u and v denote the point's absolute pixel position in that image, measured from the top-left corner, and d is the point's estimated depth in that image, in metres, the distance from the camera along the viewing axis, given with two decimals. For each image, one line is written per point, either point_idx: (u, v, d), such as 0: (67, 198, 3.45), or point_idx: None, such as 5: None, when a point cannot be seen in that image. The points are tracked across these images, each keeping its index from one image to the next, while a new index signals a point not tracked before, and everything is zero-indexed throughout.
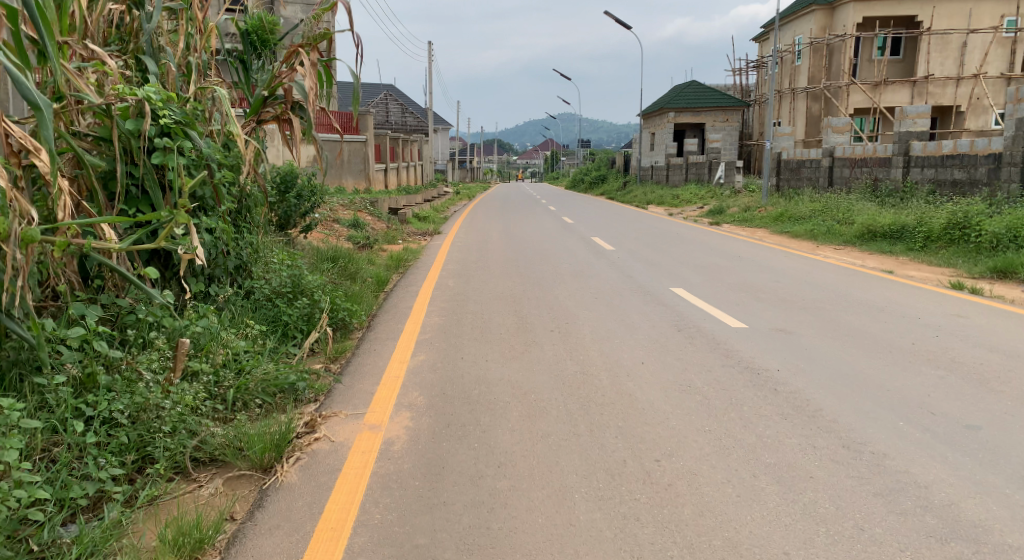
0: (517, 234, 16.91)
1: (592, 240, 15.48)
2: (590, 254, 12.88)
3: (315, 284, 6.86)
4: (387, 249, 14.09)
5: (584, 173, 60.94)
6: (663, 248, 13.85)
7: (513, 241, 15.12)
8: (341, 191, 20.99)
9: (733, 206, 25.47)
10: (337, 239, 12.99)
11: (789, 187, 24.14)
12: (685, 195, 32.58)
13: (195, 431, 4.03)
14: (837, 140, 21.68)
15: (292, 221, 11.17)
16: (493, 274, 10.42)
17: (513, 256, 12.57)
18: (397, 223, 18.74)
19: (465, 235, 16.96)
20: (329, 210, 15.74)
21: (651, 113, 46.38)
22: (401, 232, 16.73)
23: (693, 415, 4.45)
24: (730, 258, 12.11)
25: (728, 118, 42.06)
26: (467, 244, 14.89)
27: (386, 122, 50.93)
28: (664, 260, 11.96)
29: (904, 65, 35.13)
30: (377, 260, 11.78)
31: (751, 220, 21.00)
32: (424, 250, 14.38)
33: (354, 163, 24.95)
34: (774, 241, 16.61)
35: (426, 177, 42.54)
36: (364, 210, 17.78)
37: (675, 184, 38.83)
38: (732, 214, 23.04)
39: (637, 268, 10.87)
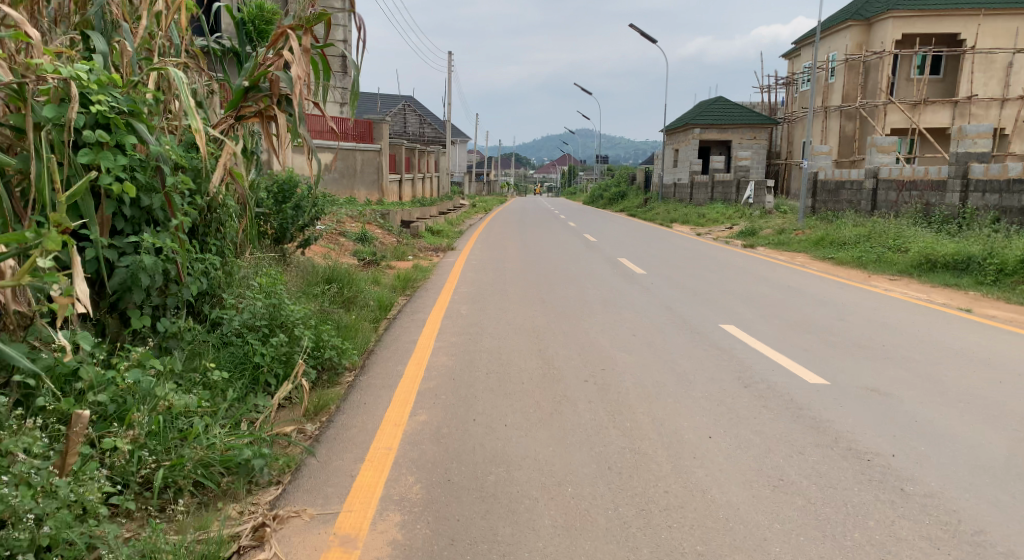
0: (537, 253, 15.65)
1: (619, 262, 14.23)
2: (620, 278, 11.60)
3: (298, 315, 5.65)
4: (395, 266, 12.88)
5: (603, 189, 59.60)
6: (699, 273, 12.52)
7: (533, 261, 13.85)
8: (351, 202, 19.85)
9: (765, 227, 24.13)
10: (333, 256, 11.74)
11: (827, 210, 22.73)
12: (711, 215, 31.27)
13: (93, 547, 2.79)
14: (882, 161, 20.36)
15: (288, 234, 9.99)
16: (512, 300, 9.16)
17: (535, 279, 11.30)
18: (408, 237, 17.59)
19: (482, 253, 15.71)
20: (330, 224, 14.55)
21: (675, 129, 45.03)
22: (412, 249, 15.51)
23: (801, 534, 3.18)
24: (778, 288, 10.79)
25: (755, 136, 40.67)
26: (482, 263, 13.65)
27: (403, 132, 49.90)
28: (705, 289, 10.64)
29: (945, 85, 33.77)
30: (381, 279, 10.57)
31: (788, 244, 19.60)
32: (434, 268, 13.11)
33: (367, 173, 23.92)
34: (819, 267, 15.26)
35: (442, 188, 41.45)
36: (372, 223, 16.58)
37: (700, 203, 37.47)
38: (767, 237, 21.63)
39: (676, 298, 9.58)
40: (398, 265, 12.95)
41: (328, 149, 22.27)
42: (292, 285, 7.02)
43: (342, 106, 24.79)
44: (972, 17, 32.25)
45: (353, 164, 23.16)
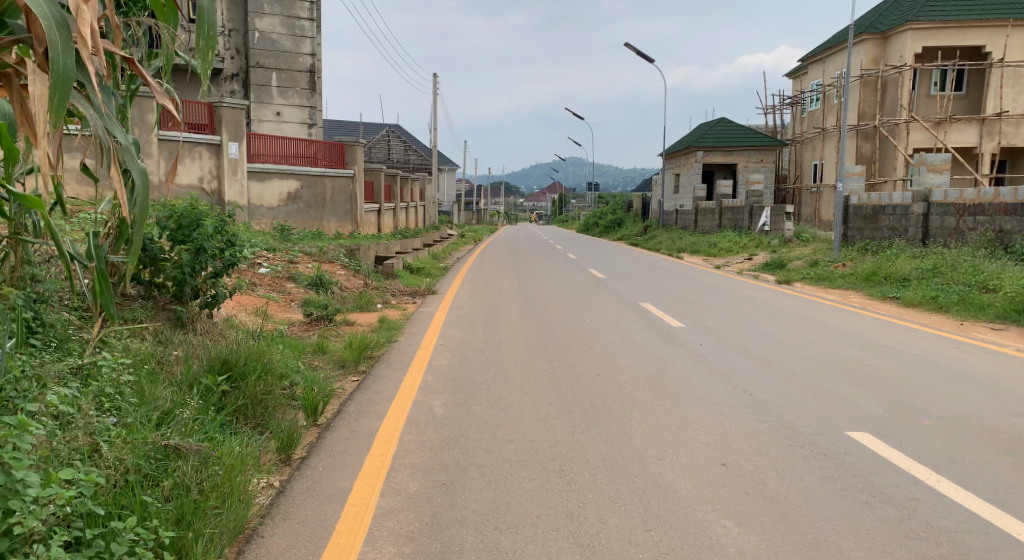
0: (539, 295, 12.72)
1: (642, 308, 11.36)
2: (656, 336, 8.67)
3: (57, 505, 2.77)
4: (354, 320, 9.90)
5: (598, 217, 56.73)
6: (754, 326, 9.59)
7: (536, 309, 10.94)
8: (317, 238, 16.99)
9: (793, 259, 21.30)
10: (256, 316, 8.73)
11: (866, 238, 19.98)
12: (723, 244, 28.50)
13: None
14: (934, 181, 17.69)
15: (192, 290, 7.03)
16: (512, 384, 6.24)
17: (542, 340, 8.34)
18: (382, 278, 14.57)
19: (469, 296, 12.73)
20: (272, 270, 11.54)
21: (675, 153, 42.30)
22: (382, 294, 12.48)
23: None
24: (873, 350, 7.93)
25: (762, 159, 38.07)
26: (473, 312, 10.78)
27: (387, 160, 47.06)
28: (777, 353, 7.72)
29: (969, 102, 31.35)
30: (329, 349, 7.62)
31: (830, 280, 16.77)
32: (406, 320, 10.12)
33: (340, 202, 20.97)
34: (886, 310, 12.41)
35: (428, 218, 38.59)
36: (337, 264, 13.57)
37: (706, 231, 34.77)
38: (801, 271, 18.75)
39: (750, 376, 6.65)
40: (360, 320, 9.97)
41: (292, 175, 19.39)
42: (126, 406, 4.18)
43: (313, 128, 21.81)
44: (998, 28, 29.89)
45: (322, 192, 20.30)
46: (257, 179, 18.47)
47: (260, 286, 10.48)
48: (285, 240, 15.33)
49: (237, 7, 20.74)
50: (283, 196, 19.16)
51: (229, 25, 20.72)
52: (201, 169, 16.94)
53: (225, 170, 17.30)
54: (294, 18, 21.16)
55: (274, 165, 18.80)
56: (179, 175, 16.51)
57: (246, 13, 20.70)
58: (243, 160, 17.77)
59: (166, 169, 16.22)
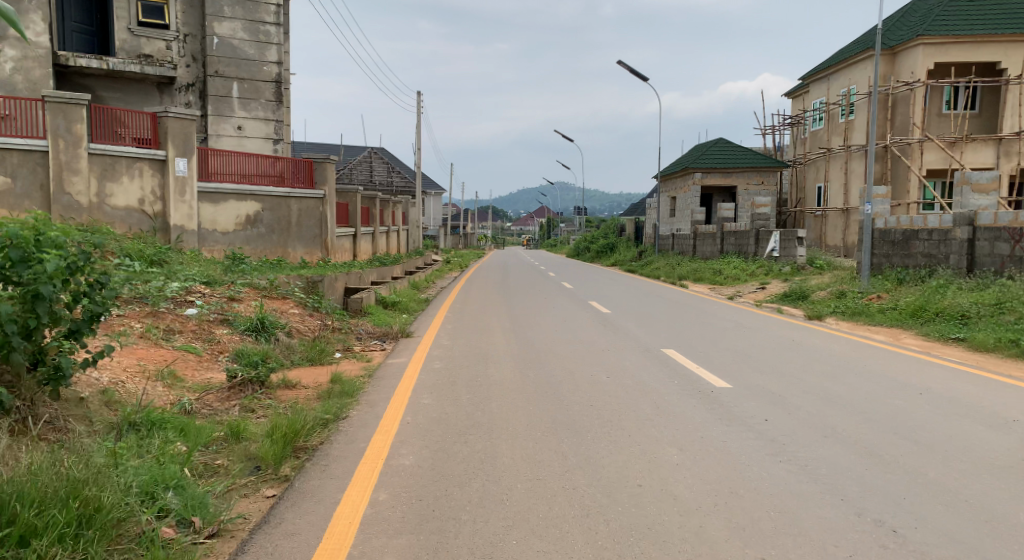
0: (537, 339, 10.46)
1: (666, 358, 9.12)
2: (703, 408, 6.41)
3: None
4: (297, 380, 7.57)
5: (590, 242, 54.60)
6: (822, 387, 7.36)
7: (536, 360, 8.69)
8: (277, 269, 14.73)
9: (815, 289, 19.18)
10: (154, 385, 6.35)
11: (896, 265, 17.95)
12: (729, 272, 26.35)
13: None
14: (980, 204, 15.66)
15: (31, 360, 4.70)
16: (511, 516, 3.99)
17: (550, 416, 6.06)
18: (349, 317, 12.24)
19: (453, 340, 10.42)
20: (202, 313, 9.18)
21: (669, 174, 40.28)
22: (344, 340, 10.11)
23: None
24: (1005, 430, 5.74)
25: (763, 181, 36.13)
26: (457, 365, 8.52)
27: (369, 182, 44.78)
28: (883, 440, 5.49)
29: (983, 120, 29.59)
30: (245, 441, 5.34)
31: (867, 316, 14.64)
32: (368, 379, 7.80)
33: (308, 226, 18.63)
34: (958, 357, 10.24)
35: (412, 243, 36.29)
36: (292, 302, 11.24)
37: (707, 257, 32.72)
38: (829, 305, 16.66)
39: (867, 487, 4.46)
40: (307, 380, 7.62)
41: (251, 196, 17.09)
42: None
43: (278, 144, 19.54)
44: (1014, 42, 28.18)
45: (286, 215, 17.96)
46: (210, 200, 16.15)
47: (177, 337, 8.10)
48: (234, 271, 13.03)
49: (194, 9, 18.24)
50: (241, 219, 16.83)
51: (184, 30, 18.20)
52: (141, 189, 14.59)
53: (170, 190, 14.97)
54: (258, 23, 18.90)
55: (230, 184, 16.51)
56: (114, 196, 14.16)
57: (203, 16, 18.32)
58: (192, 178, 15.41)
59: (97, 189, 13.87)
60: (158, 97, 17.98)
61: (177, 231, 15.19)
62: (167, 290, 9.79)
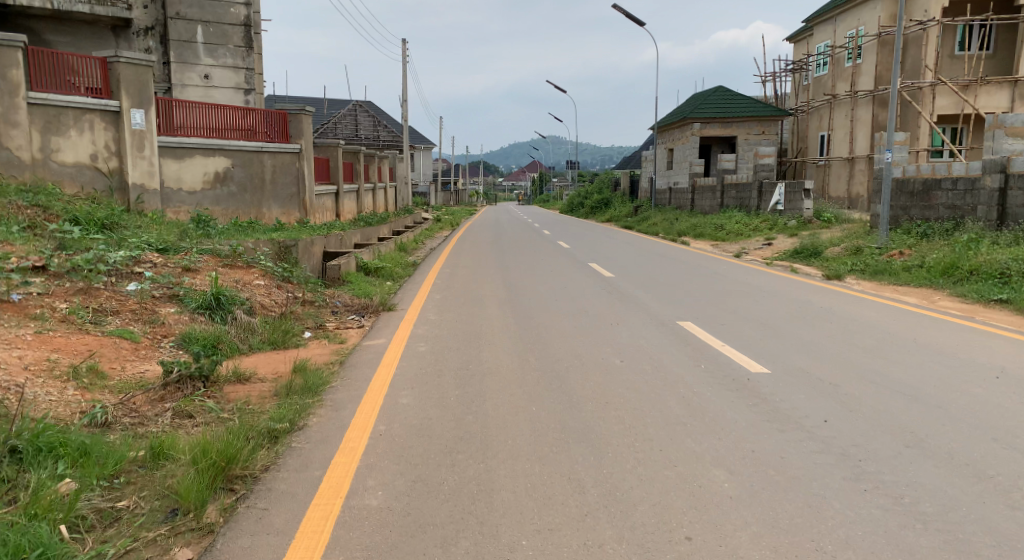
0: (536, 313, 9.20)
1: (685, 333, 7.90)
2: (747, 409, 5.18)
3: None
4: (254, 372, 6.33)
5: (584, 196, 53.06)
6: (878, 371, 6.15)
7: (536, 341, 7.44)
8: (247, 233, 13.37)
9: (829, 245, 17.95)
10: (65, 389, 5.10)
11: (915, 218, 16.64)
12: (732, 228, 25.10)
13: None
14: (1013, 148, 14.26)
15: None
16: None
17: (561, 424, 4.83)
18: (324, 286, 10.96)
19: (440, 314, 9.14)
20: (147, 289, 7.86)
21: (667, 125, 38.62)
22: (315, 317, 8.84)
23: None
24: None
25: (766, 130, 34.60)
26: (442, 347, 7.27)
27: (355, 137, 43.01)
28: (983, 454, 4.29)
29: (999, 61, 27.83)
30: (167, 466, 4.13)
31: (891, 276, 13.42)
32: (338, 369, 6.54)
33: (283, 183, 17.18)
34: (1009, 322, 9.06)
35: (401, 200, 34.79)
36: (257, 271, 9.91)
37: (707, 212, 31.41)
38: (846, 263, 15.47)
39: (991, 537, 3.33)
40: (263, 371, 6.38)
41: (220, 151, 15.60)
42: None
43: (251, 95, 18.05)
44: None
45: (259, 171, 16.51)
46: (173, 155, 14.66)
47: (110, 320, 6.79)
48: (195, 236, 11.66)
49: None
50: (209, 176, 15.36)
51: None
52: (93, 144, 13.07)
53: (126, 144, 13.47)
54: None
55: (196, 138, 15.02)
56: (61, 151, 12.64)
57: None
58: (151, 132, 13.96)
59: (41, 143, 12.35)
60: (114, 40, 16.10)
61: (136, 190, 13.76)
62: (108, 259, 8.43)
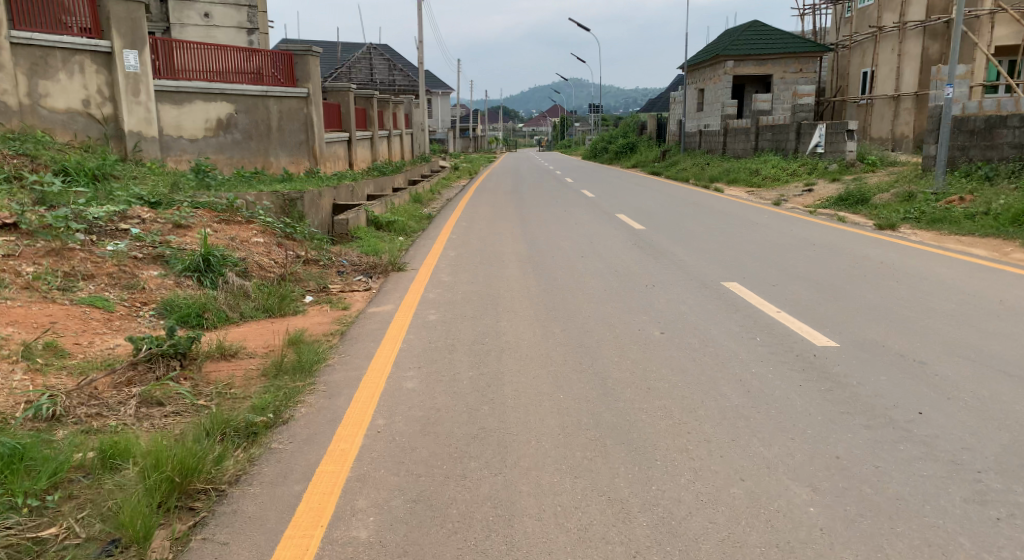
0: (562, 274, 8.31)
1: (732, 297, 7.02)
2: (819, 399, 4.31)
3: None
4: (245, 346, 5.57)
5: (608, 141, 51.48)
6: (969, 345, 5.24)
7: (563, 309, 6.57)
8: (251, 184, 12.53)
9: (875, 191, 16.78)
10: (9, 375, 4.35)
11: (975, 160, 15.80)
12: (767, 174, 23.86)
13: None
14: None
15: None
16: None
17: (597, 420, 4.00)
18: (333, 243, 10.15)
19: (455, 276, 8.28)
20: (129, 248, 7.05)
21: (696, 65, 36.85)
22: (319, 279, 8.04)
23: None
24: None
25: (801, 69, 32.80)
26: (462, 314, 6.47)
27: (369, 81, 41.65)
28: None
29: None
30: (113, 477, 3.35)
31: (951, 226, 12.36)
32: (339, 342, 5.75)
33: (290, 130, 16.25)
34: None
35: (419, 148, 33.71)
36: (255, 227, 9.09)
37: (739, 155, 29.99)
38: (897, 211, 14.37)
39: None
40: (252, 345, 5.60)
41: (221, 96, 14.69)
42: None
43: (254, 34, 17.02)
44: None
45: (264, 118, 15.58)
46: (171, 100, 13.75)
47: (81, 286, 6.01)
48: (192, 188, 10.83)
49: None
50: (211, 123, 14.47)
51: None
52: (84, 88, 12.18)
53: (120, 89, 12.57)
54: None
55: (196, 82, 14.12)
56: (50, 97, 11.75)
57: None
58: (146, 75, 13.04)
59: (27, 87, 11.45)
60: None
61: (133, 138, 12.91)
62: (90, 214, 7.62)
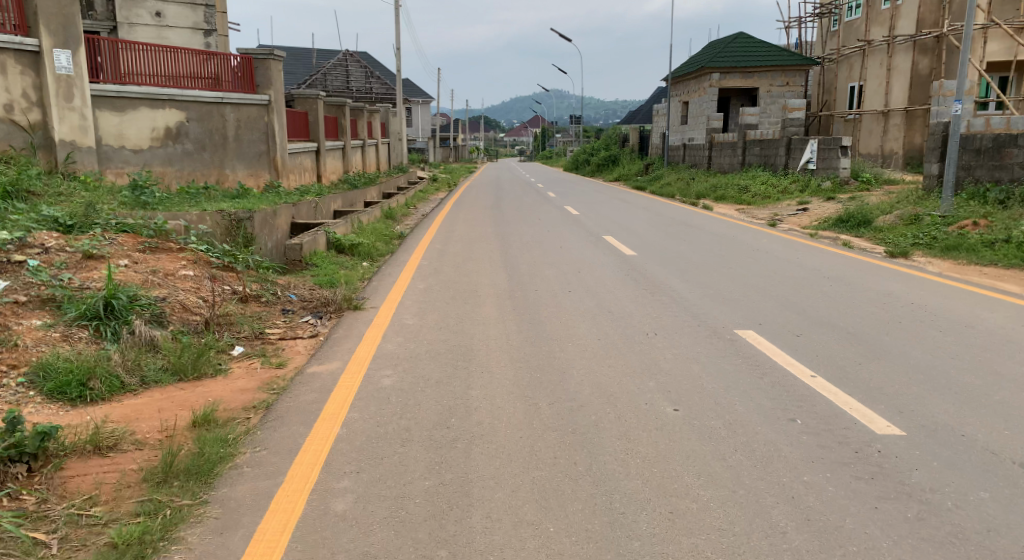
0: (547, 316, 7.07)
1: (752, 352, 5.80)
2: (909, 538, 3.09)
3: None
4: (130, 428, 4.24)
5: (590, 153, 50.51)
6: None
7: (548, 370, 5.30)
8: (198, 201, 11.16)
9: (878, 211, 15.73)
10: None
11: (982, 180, 14.83)
12: (758, 191, 22.84)
13: None
14: None
15: None
16: None
17: None
18: (280, 272, 8.82)
19: (421, 317, 7.00)
20: (10, 287, 5.66)
21: (682, 76, 35.92)
22: (254, 323, 6.73)
23: None
24: None
25: (789, 82, 31.96)
26: (421, 376, 5.21)
27: (346, 89, 40.38)
28: None
29: None
30: None
31: (970, 254, 11.29)
32: (259, 424, 4.43)
33: (248, 141, 14.88)
34: None
35: (395, 158, 32.40)
36: (186, 256, 7.77)
37: (726, 170, 29.03)
38: (905, 235, 13.32)
39: None
40: (141, 428, 4.26)
41: (170, 102, 13.31)
42: None
43: (211, 36, 15.72)
44: None
45: (220, 127, 14.21)
46: (111, 105, 12.37)
47: None
48: (122, 208, 9.45)
49: None
50: (158, 132, 13.08)
51: None
52: (6, 91, 10.73)
53: (49, 93, 11.15)
54: None
55: (140, 87, 12.74)
56: None
57: None
58: (81, 78, 11.62)
59: None
60: None
61: (65, 148, 11.50)
62: None
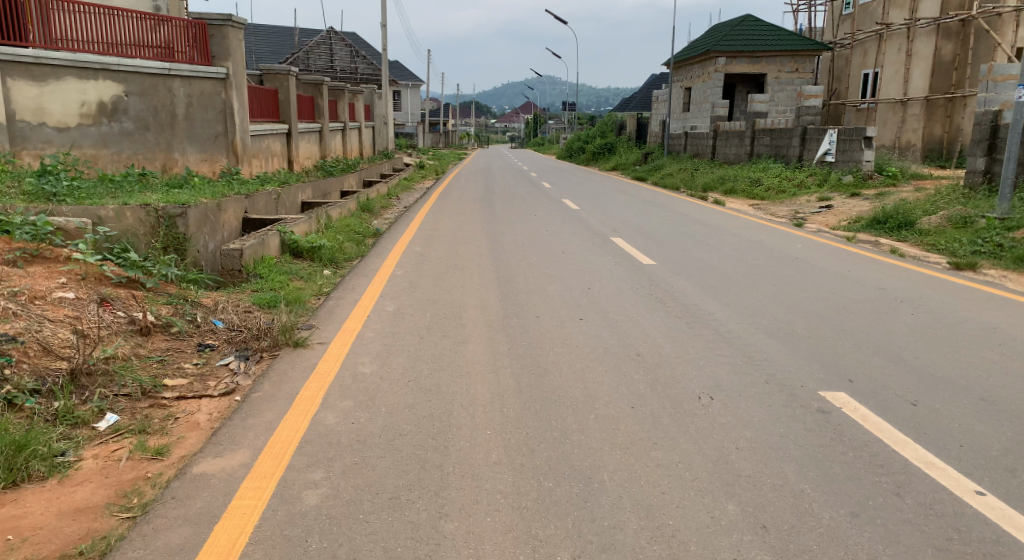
0: (557, 362, 5.17)
1: (863, 438, 3.90)
2: None
3: None
4: None
5: (586, 139, 48.46)
6: None
7: (565, 476, 3.43)
8: (126, 192, 9.17)
9: (920, 209, 13.82)
10: None
11: None
12: (771, 184, 20.95)
13: None
14: None
15: None
16: None
17: None
18: (204, 288, 6.81)
19: (382, 363, 5.09)
20: None
21: (685, 61, 33.91)
22: (147, 373, 4.77)
23: None
24: None
25: (799, 68, 30.00)
26: (363, 488, 3.31)
27: (329, 68, 38.29)
28: None
29: None
30: None
31: None
32: None
33: (201, 120, 12.83)
34: None
35: (380, 142, 30.33)
36: (73, 271, 5.80)
37: (732, 160, 27.15)
38: (961, 239, 11.46)
39: None
40: None
41: (105, 72, 11.21)
42: None
43: None
44: None
45: (166, 103, 12.12)
46: (27, 74, 10.33)
47: None
48: (12, 201, 7.44)
49: None
50: (87, 108, 11.02)
51: None
52: None
53: None
54: None
55: (63, 53, 10.66)
56: None
57: None
58: None
59: None
60: None
61: None
62: None
